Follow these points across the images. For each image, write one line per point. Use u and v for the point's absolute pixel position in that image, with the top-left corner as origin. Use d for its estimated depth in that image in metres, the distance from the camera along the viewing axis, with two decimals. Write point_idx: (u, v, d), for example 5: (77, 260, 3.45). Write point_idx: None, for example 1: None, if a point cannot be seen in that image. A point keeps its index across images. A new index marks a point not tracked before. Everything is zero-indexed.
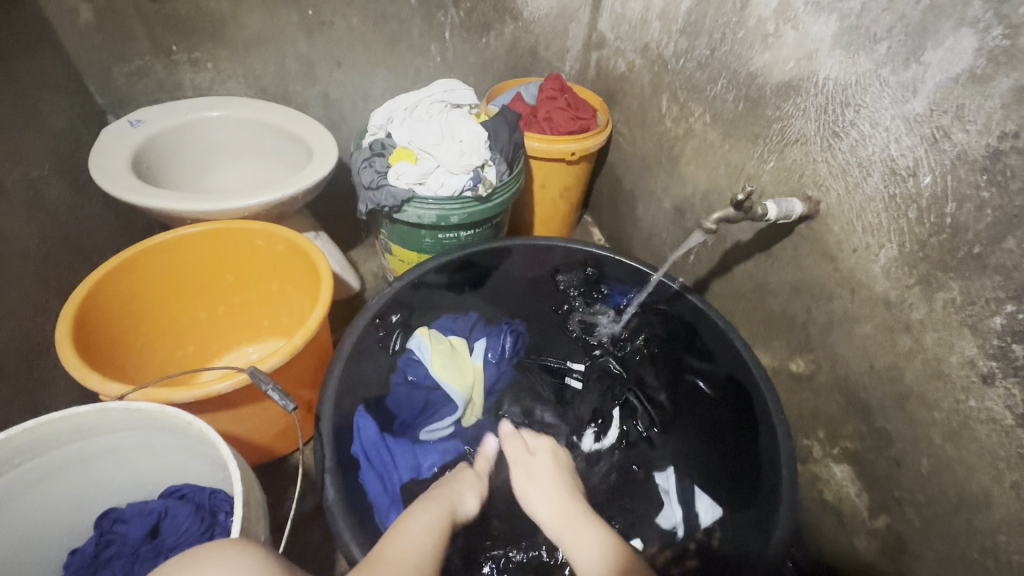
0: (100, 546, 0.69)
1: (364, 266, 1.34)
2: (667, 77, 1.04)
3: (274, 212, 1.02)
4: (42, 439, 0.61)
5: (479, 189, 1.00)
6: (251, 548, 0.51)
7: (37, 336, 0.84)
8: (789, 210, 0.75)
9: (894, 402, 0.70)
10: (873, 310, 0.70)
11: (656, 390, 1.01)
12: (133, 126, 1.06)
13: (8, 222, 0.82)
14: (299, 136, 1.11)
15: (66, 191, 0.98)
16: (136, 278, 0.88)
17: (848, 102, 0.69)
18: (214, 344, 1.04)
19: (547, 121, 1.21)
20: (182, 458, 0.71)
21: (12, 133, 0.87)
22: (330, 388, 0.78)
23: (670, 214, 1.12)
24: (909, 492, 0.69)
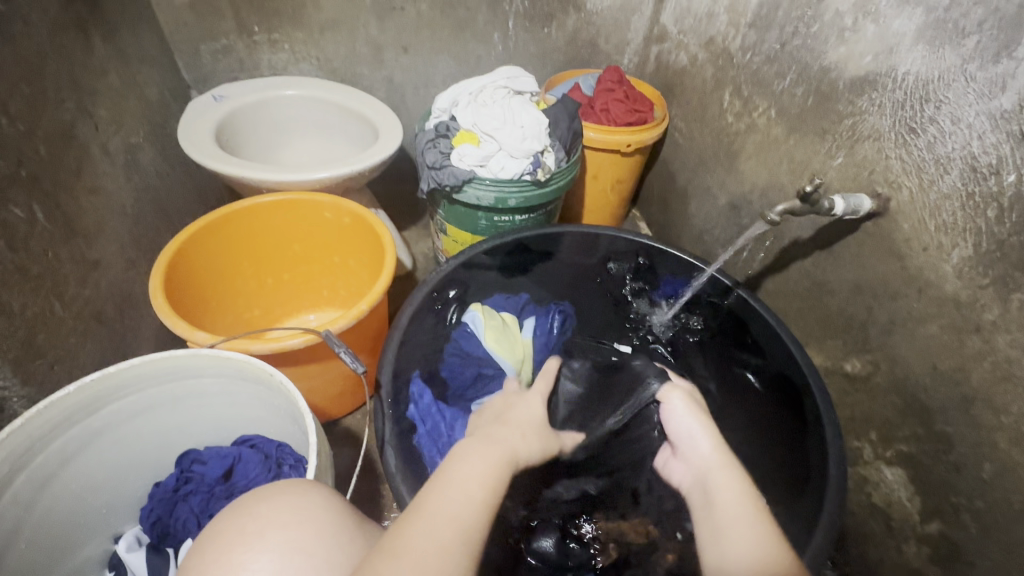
0: (181, 482, 0.76)
1: (416, 246, 1.39)
2: (731, 72, 1.03)
3: (342, 187, 1.07)
4: (142, 376, 0.67)
5: (538, 174, 1.02)
6: (319, 485, 0.53)
7: (130, 287, 0.92)
8: (857, 206, 0.75)
9: (958, 405, 0.68)
10: (941, 310, 0.69)
11: (706, 378, 1.04)
12: (217, 100, 1.13)
13: (111, 181, 0.90)
14: (367, 116, 1.16)
15: (157, 157, 1.06)
16: (218, 240, 0.94)
17: (928, 97, 0.68)
18: (278, 310, 1.10)
19: (604, 112, 1.22)
20: (256, 408, 0.77)
21: (115, 101, 0.96)
22: (389, 354, 0.82)
23: (725, 209, 1.11)
24: (967, 497, 0.68)
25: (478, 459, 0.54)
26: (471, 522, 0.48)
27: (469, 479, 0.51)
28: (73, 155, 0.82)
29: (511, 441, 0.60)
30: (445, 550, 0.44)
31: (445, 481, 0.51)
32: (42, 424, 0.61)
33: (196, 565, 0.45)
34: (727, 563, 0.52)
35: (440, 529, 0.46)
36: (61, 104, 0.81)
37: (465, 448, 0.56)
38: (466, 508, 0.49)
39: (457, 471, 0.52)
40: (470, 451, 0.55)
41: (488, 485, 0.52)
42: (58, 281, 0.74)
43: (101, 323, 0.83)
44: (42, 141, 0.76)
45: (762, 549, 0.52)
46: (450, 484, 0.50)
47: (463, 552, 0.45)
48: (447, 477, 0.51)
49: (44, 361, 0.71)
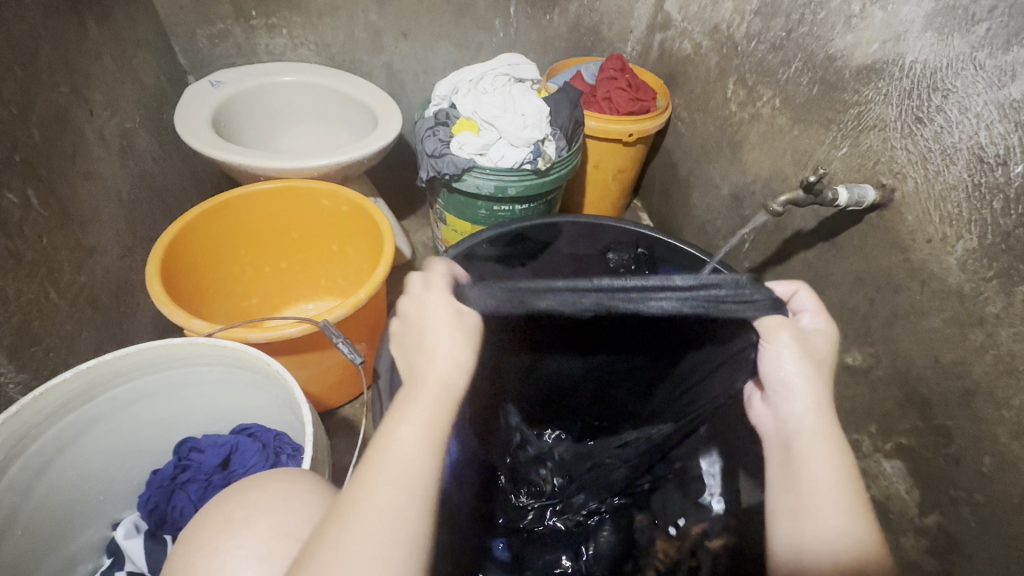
0: (178, 469, 0.76)
1: (416, 236, 1.38)
2: (736, 60, 1.02)
3: (340, 175, 1.06)
4: (138, 363, 0.67)
5: (538, 163, 1.01)
6: (309, 473, 0.53)
7: (126, 274, 0.91)
8: (861, 197, 0.74)
9: (959, 398, 0.68)
10: (943, 302, 0.69)
11: None
12: (215, 86, 1.11)
13: (107, 167, 0.89)
14: (366, 103, 1.14)
15: (154, 143, 1.05)
16: (215, 228, 0.93)
17: (936, 86, 0.67)
18: (276, 299, 1.10)
19: (606, 101, 1.21)
20: (253, 397, 0.76)
21: (110, 86, 0.94)
22: (386, 346, 0.82)
23: (727, 200, 1.10)
24: (966, 491, 0.68)
25: (416, 412, 0.42)
26: (419, 462, 0.40)
27: (410, 430, 0.42)
28: (68, 139, 0.81)
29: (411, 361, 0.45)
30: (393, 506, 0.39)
31: (382, 436, 0.42)
32: (36, 411, 0.60)
33: (185, 552, 0.46)
34: (807, 532, 0.48)
35: (385, 484, 0.39)
36: (55, 87, 0.80)
37: (396, 399, 0.43)
38: (415, 452, 0.41)
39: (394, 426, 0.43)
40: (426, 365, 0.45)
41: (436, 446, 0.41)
42: (52, 267, 0.74)
43: (97, 310, 0.83)
44: (36, 125, 0.75)
45: (840, 525, 0.47)
46: (389, 434, 0.42)
47: (416, 496, 0.39)
48: (385, 428, 0.43)
49: (39, 348, 0.71)
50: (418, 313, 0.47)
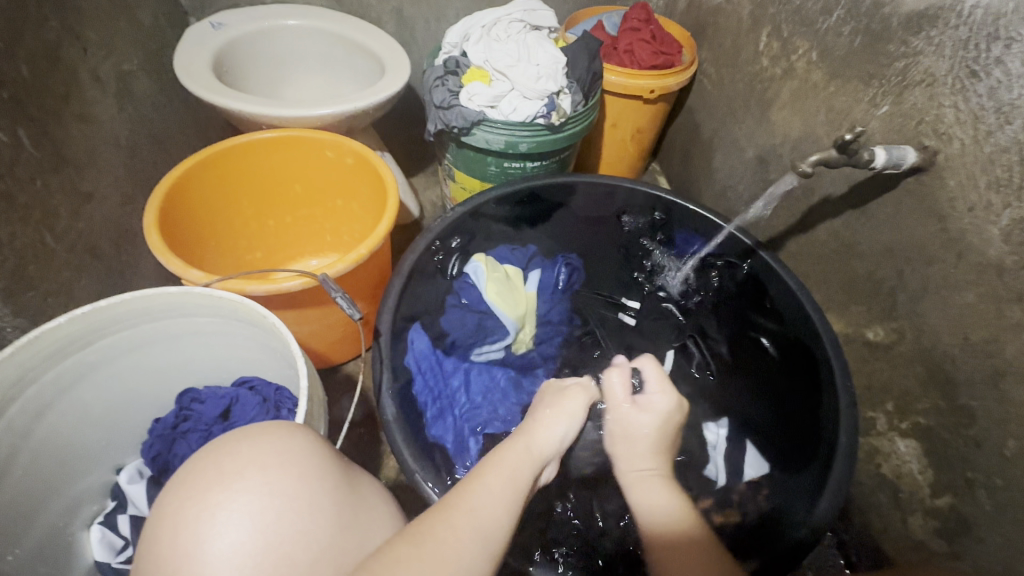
0: (179, 419, 0.75)
1: (424, 194, 1.34)
2: (772, 9, 0.93)
3: (345, 126, 1.01)
4: (135, 312, 0.66)
5: (552, 117, 0.95)
6: (304, 427, 0.52)
7: (126, 223, 0.89)
8: (900, 159, 0.68)
9: (987, 378, 0.64)
10: (981, 276, 0.64)
11: (717, 341, 1.00)
12: (215, 28, 1.06)
13: (103, 109, 0.86)
14: (373, 50, 1.09)
15: (153, 88, 1.01)
16: (216, 178, 0.91)
17: (997, 34, 0.60)
18: (279, 254, 1.07)
19: (628, 54, 1.13)
20: (253, 351, 0.75)
21: (105, 23, 0.90)
22: (388, 303, 0.79)
23: (752, 164, 1.04)
24: (984, 474, 0.65)
25: (507, 470, 0.54)
26: (495, 527, 0.47)
27: (494, 495, 0.50)
28: (60, 78, 0.78)
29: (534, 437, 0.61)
30: (467, 552, 0.44)
31: (471, 491, 0.50)
32: (31, 355, 0.59)
33: (172, 499, 0.44)
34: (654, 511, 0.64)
35: (466, 531, 0.45)
36: (44, 22, 0.76)
37: (489, 462, 0.55)
38: (493, 509, 0.49)
39: (483, 483, 0.51)
40: (503, 459, 0.55)
41: (512, 510, 0.50)
42: (48, 211, 0.72)
43: (97, 258, 0.82)
44: (25, 61, 0.72)
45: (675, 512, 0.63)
46: (475, 491, 0.50)
47: (484, 557, 0.45)
48: (470, 486, 0.51)
49: (35, 293, 0.70)
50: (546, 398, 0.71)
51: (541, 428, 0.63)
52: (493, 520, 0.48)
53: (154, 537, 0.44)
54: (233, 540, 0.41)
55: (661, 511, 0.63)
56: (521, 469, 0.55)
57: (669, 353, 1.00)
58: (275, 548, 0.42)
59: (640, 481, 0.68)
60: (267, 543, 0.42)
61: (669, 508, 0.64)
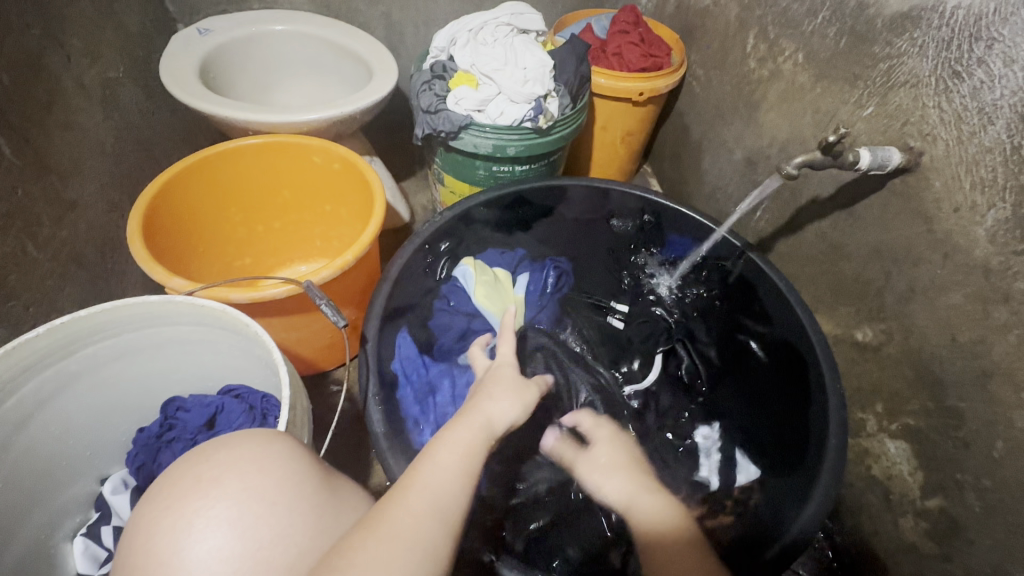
0: (164, 428, 0.75)
1: (415, 198, 1.34)
2: (758, 11, 0.93)
3: (333, 131, 1.01)
4: (117, 321, 0.65)
5: (540, 121, 0.95)
6: (286, 434, 0.51)
7: (112, 230, 0.89)
8: (885, 160, 0.67)
9: (974, 379, 0.64)
10: (966, 277, 0.64)
11: (707, 346, 0.97)
12: (202, 34, 1.06)
13: (87, 116, 0.86)
14: (361, 54, 1.08)
15: (140, 95, 1.00)
16: (202, 183, 0.90)
17: (979, 35, 0.60)
18: (268, 260, 1.07)
19: (617, 57, 1.13)
20: (239, 359, 0.74)
21: (90, 30, 0.90)
22: (375, 309, 0.78)
23: (740, 166, 1.04)
24: (973, 476, 0.65)
25: (458, 445, 0.53)
26: (452, 501, 0.47)
27: (446, 470, 0.49)
28: (42, 86, 0.77)
29: (481, 408, 0.60)
30: (425, 531, 0.43)
31: (422, 471, 0.49)
32: (10, 366, 0.59)
33: (150, 510, 0.44)
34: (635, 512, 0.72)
35: (422, 508, 0.45)
36: (26, 29, 0.76)
37: (441, 438, 0.54)
38: (448, 487, 0.48)
39: (434, 463, 0.50)
40: (452, 434, 0.54)
41: (467, 483, 0.50)
42: (29, 220, 0.72)
43: (81, 266, 0.81)
44: (5, 70, 0.71)
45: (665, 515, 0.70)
46: (427, 471, 0.49)
47: (444, 531, 0.44)
48: (422, 464, 0.50)
49: (17, 303, 0.69)
50: (501, 382, 0.67)
51: (490, 403, 0.62)
52: (450, 497, 0.47)
53: (131, 548, 0.43)
54: (211, 548, 0.41)
55: (652, 515, 0.70)
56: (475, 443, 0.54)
57: (659, 356, 0.98)
58: (255, 554, 0.41)
59: (636, 497, 0.73)
60: (247, 549, 0.41)
61: (655, 516, 0.70)
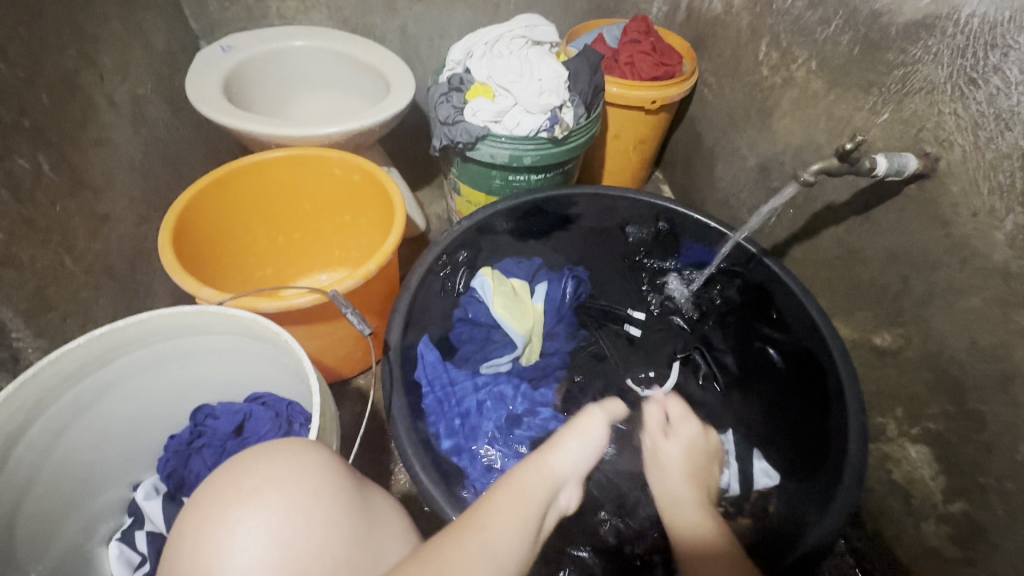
0: (194, 435, 0.77)
1: (430, 207, 1.36)
2: (770, 20, 0.95)
3: (352, 143, 1.03)
4: (152, 331, 0.67)
5: (556, 130, 0.97)
6: (320, 444, 0.53)
7: (141, 243, 0.91)
8: (902, 166, 0.68)
9: (996, 383, 0.64)
10: (986, 281, 0.64)
11: (722, 352, 0.99)
12: (225, 51, 1.09)
13: (118, 133, 0.88)
14: (379, 68, 1.11)
15: (166, 111, 1.04)
16: (227, 196, 0.92)
17: (995, 42, 0.61)
18: (290, 270, 1.09)
19: (629, 67, 1.15)
20: (266, 367, 0.76)
21: (120, 50, 0.93)
22: (397, 318, 0.80)
23: (754, 172, 1.05)
24: (996, 479, 0.65)
25: (517, 491, 0.52)
26: (507, 554, 0.45)
27: (506, 520, 0.48)
28: (78, 104, 0.80)
29: (546, 457, 0.59)
30: None
31: (482, 513, 0.47)
32: (52, 376, 0.61)
33: (193, 517, 0.46)
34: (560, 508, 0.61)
35: (477, 554, 0.43)
36: (63, 50, 0.79)
37: (503, 483, 0.53)
38: (508, 535, 0.46)
39: (495, 507, 0.49)
40: (517, 481, 0.53)
41: (526, 538, 0.47)
42: (67, 234, 0.74)
43: (114, 277, 0.84)
44: (44, 90, 0.74)
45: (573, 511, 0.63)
46: (487, 513, 0.47)
47: None
48: (482, 507, 0.49)
49: (55, 313, 0.72)
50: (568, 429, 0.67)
51: (554, 450, 0.62)
52: (507, 547, 0.45)
53: (176, 553, 0.45)
54: (251, 557, 0.42)
55: (693, 528, 0.67)
56: (534, 495, 0.52)
57: (675, 364, 0.99)
58: (292, 565, 0.42)
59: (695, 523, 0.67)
60: (284, 560, 0.42)
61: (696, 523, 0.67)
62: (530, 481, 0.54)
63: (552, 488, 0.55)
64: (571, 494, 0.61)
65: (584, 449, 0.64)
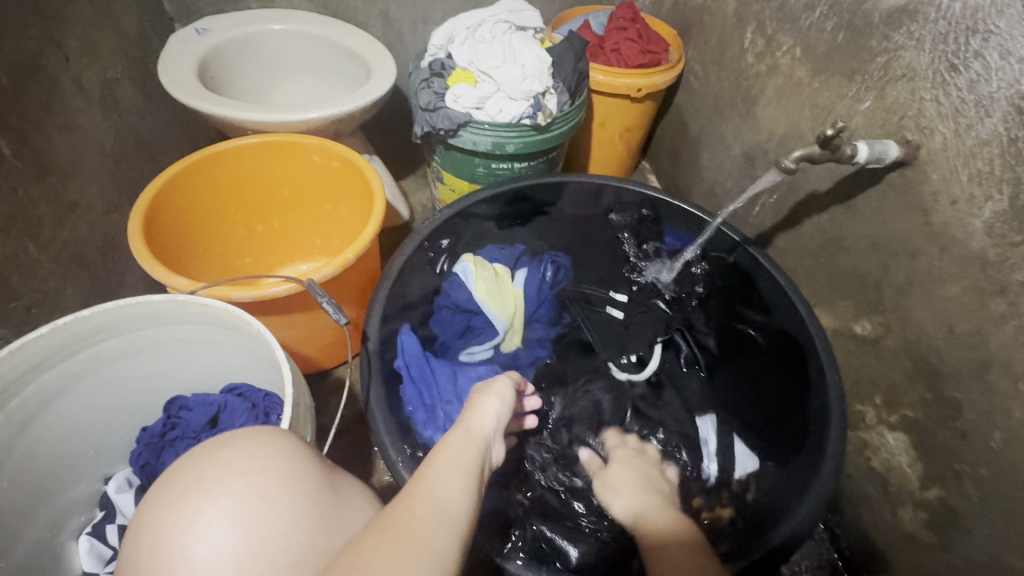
0: (167, 427, 0.75)
1: (414, 196, 1.34)
2: (756, 6, 0.94)
3: (331, 130, 1.01)
4: (120, 320, 0.65)
5: (539, 118, 0.95)
6: (288, 433, 0.52)
7: (112, 231, 0.89)
8: (883, 154, 0.68)
9: (972, 370, 0.64)
10: (964, 269, 0.64)
11: (705, 335, 0.98)
12: (200, 34, 1.06)
13: (86, 117, 0.86)
14: (359, 53, 1.09)
15: (139, 96, 1.01)
16: (201, 183, 0.90)
17: (976, 28, 0.61)
18: (269, 259, 1.07)
19: (614, 53, 1.13)
20: (241, 357, 0.75)
21: (88, 31, 0.90)
22: (376, 307, 0.79)
23: (739, 161, 1.04)
24: (971, 466, 0.66)
25: (453, 451, 0.53)
26: (455, 504, 0.46)
27: (447, 479, 0.48)
28: (42, 87, 0.77)
29: (467, 419, 0.59)
30: (435, 534, 0.42)
31: (425, 477, 0.48)
32: (14, 367, 0.59)
33: (153, 508, 0.44)
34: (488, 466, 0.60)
35: (427, 513, 0.44)
36: (25, 31, 0.76)
37: (439, 449, 0.53)
38: (453, 490, 0.47)
39: (437, 472, 0.49)
40: (448, 444, 0.54)
41: (471, 490, 0.49)
42: (30, 221, 0.72)
43: (82, 267, 0.81)
44: (4, 71, 0.71)
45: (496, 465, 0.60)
46: (430, 478, 0.48)
47: (453, 531, 0.43)
48: (424, 473, 0.49)
49: (19, 303, 0.70)
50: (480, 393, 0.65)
51: (473, 412, 0.61)
52: (454, 500, 0.46)
53: (135, 546, 0.43)
54: (213, 545, 0.41)
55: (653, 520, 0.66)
56: (467, 452, 0.53)
57: (657, 347, 0.99)
58: (256, 552, 0.41)
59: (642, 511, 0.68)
60: (248, 547, 0.41)
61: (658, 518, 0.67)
62: (461, 441, 0.55)
63: (483, 447, 0.56)
64: (498, 450, 0.60)
65: (503, 409, 0.63)
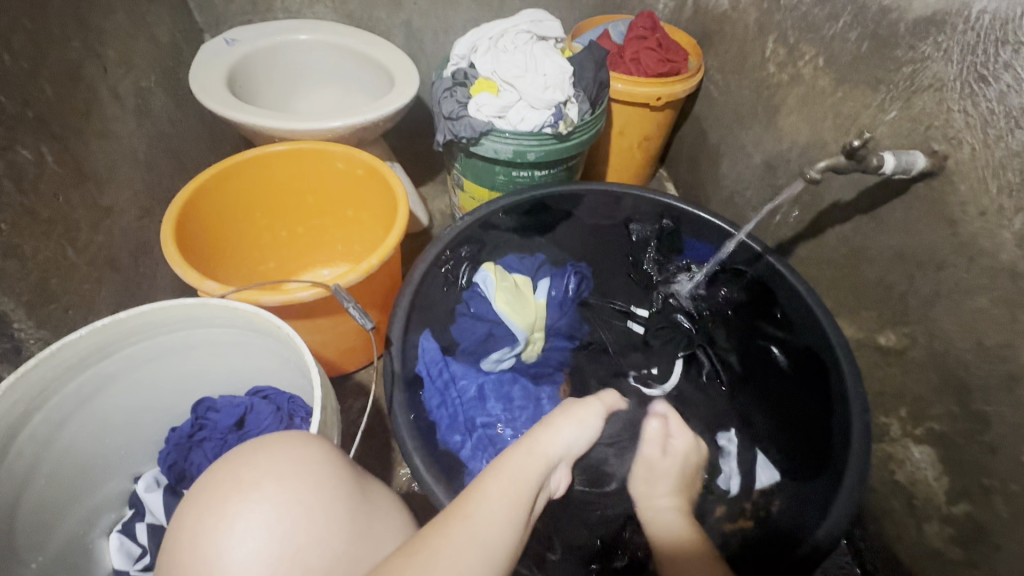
0: (195, 428, 0.76)
1: (434, 203, 1.36)
2: (778, 16, 0.94)
3: (356, 138, 1.02)
4: (154, 323, 0.67)
5: (560, 126, 0.96)
6: (318, 436, 0.52)
7: (144, 235, 0.91)
8: (909, 164, 0.68)
9: (1001, 384, 0.64)
10: (993, 281, 0.64)
11: (727, 351, 0.99)
12: (229, 44, 1.09)
13: (121, 125, 0.88)
14: (383, 62, 1.11)
15: (170, 104, 1.03)
16: (230, 189, 0.93)
17: (1005, 39, 0.61)
18: (292, 264, 1.09)
19: (634, 63, 1.14)
20: (268, 360, 0.76)
21: (124, 42, 0.93)
22: (399, 312, 0.80)
23: (759, 169, 1.04)
24: (1001, 482, 0.65)
25: (508, 474, 0.52)
26: (495, 537, 0.45)
27: (494, 509, 0.47)
28: (81, 96, 0.80)
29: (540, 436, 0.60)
30: (467, 563, 0.41)
31: (469, 501, 0.47)
32: (55, 366, 0.61)
33: (193, 509, 0.46)
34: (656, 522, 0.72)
35: (463, 538, 0.43)
36: (67, 42, 0.79)
37: (492, 468, 0.52)
38: (495, 522, 0.46)
39: (484, 495, 0.48)
40: (509, 464, 0.53)
41: (515, 527, 0.47)
42: (69, 226, 0.74)
43: (116, 270, 0.84)
44: (47, 81, 0.74)
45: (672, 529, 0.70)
46: (475, 503, 0.47)
47: (488, 564, 0.42)
48: (469, 496, 0.48)
49: (57, 305, 0.72)
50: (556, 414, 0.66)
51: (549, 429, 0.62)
52: (495, 533, 0.45)
53: (177, 545, 0.45)
54: (251, 550, 0.42)
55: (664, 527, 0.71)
56: (521, 481, 0.52)
57: (678, 362, 1.00)
58: (292, 557, 0.42)
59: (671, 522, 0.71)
60: (283, 552, 0.42)
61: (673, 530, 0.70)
62: (522, 468, 0.53)
63: (545, 470, 0.55)
64: (560, 478, 0.60)
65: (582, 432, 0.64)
